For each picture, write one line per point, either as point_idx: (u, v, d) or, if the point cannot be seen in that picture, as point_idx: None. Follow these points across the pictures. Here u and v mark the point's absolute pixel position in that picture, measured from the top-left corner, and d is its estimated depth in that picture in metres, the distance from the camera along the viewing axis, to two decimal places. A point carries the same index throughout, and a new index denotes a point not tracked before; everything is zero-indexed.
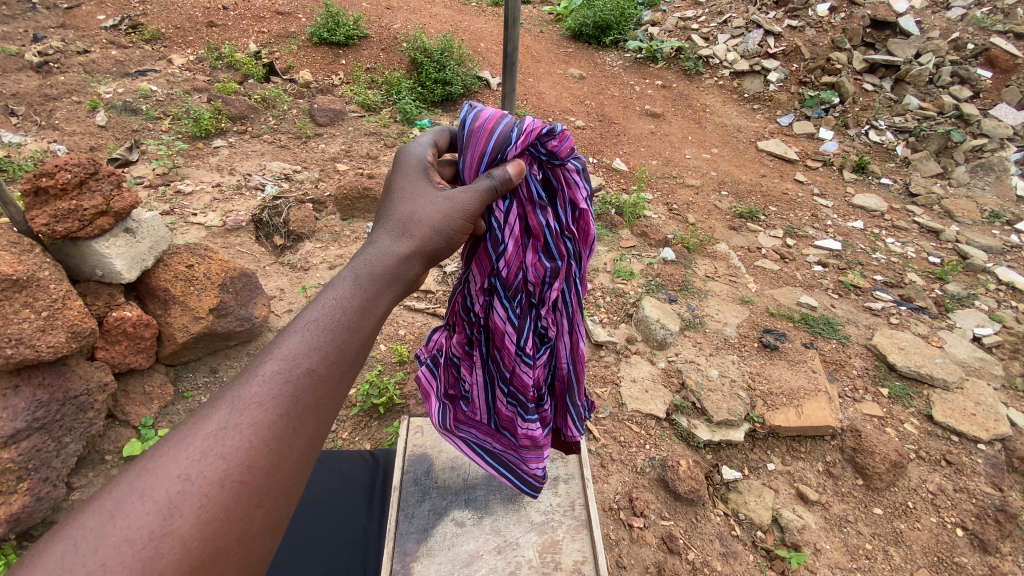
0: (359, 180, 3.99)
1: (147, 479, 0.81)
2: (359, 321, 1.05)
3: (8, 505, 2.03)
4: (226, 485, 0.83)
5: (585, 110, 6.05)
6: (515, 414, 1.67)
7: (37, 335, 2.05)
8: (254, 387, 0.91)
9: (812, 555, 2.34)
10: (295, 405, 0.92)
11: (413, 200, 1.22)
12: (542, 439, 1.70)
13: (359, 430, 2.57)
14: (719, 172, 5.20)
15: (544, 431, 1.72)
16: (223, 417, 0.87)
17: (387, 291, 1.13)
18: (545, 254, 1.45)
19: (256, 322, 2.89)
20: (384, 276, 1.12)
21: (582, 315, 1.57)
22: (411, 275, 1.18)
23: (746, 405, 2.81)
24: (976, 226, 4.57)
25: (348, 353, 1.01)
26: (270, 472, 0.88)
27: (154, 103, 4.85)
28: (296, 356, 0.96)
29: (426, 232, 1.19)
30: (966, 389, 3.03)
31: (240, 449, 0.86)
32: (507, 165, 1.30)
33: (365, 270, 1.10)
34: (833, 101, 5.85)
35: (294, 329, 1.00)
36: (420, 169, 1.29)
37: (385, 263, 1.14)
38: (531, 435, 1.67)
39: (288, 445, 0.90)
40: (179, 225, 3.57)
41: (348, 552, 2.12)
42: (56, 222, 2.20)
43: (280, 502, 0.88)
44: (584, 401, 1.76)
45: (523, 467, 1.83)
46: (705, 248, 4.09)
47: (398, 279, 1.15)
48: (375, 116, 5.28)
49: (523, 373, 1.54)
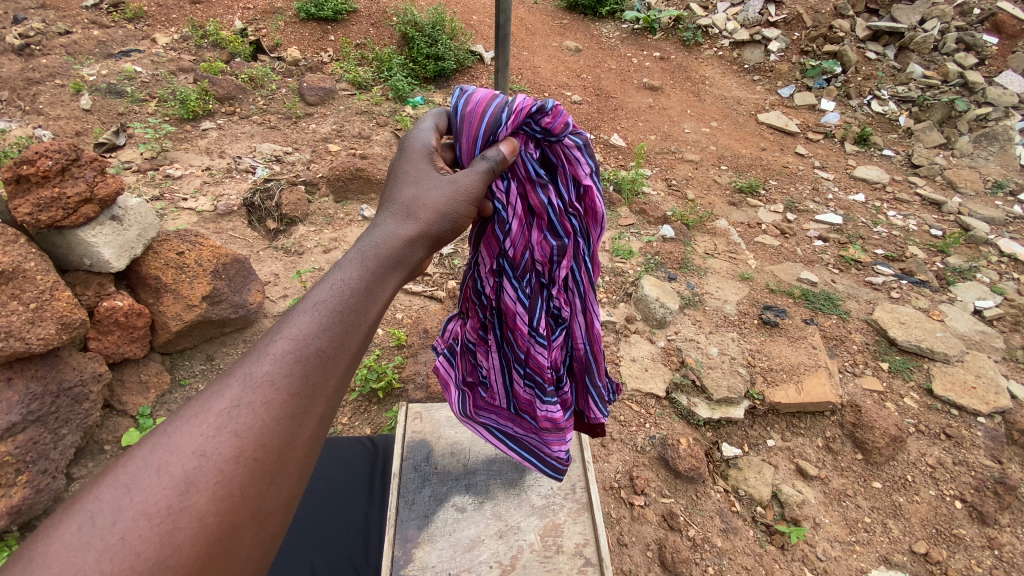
0: (352, 160, 3.91)
1: (161, 453, 0.78)
2: (365, 302, 1.01)
3: (8, 498, 2.01)
4: (241, 462, 0.81)
5: (582, 84, 5.90)
6: (533, 397, 1.62)
7: (26, 328, 2.02)
8: (264, 366, 0.88)
9: (811, 529, 2.37)
10: (306, 384, 0.89)
11: (418, 181, 1.18)
12: (564, 421, 1.66)
13: (359, 415, 2.60)
14: (718, 145, 5.11)
15: (564, 413, 1.67)
16: (237, 394, 0.85)
17: (395, 272, 1.09)
18: (551, 233, 1.41)
19: (251, 308, 2.85)
20: (392, 258, 1.09)
21: (595, 291, 1.52)
22: (413, 255, 1.13)
23: (747, 382, 2.80)
24: (979, 198, 4.52)
25: (355, 334, 0.98)
26: (283, 450, 0.85)
27: (139, 85, 4.71)
28: (308, 336, 0.93)
29: (433, 213, 1.15)
30: (967, 362, 3.03)
31: (254, 428, 0.83)
32: (499, 146, 1.25)
33: (373, 251, 1.07)
34: (835, 71, 5.71)
35: (304, 307, 0.96)
36: (424, 154, 1.22)
37: (392, 244, 1.10)
38: (552, 417, 1.60)
39: (300, 423, 0.88)
40: (169, 212, 3.51)
41: (349, 540, 2.11)
42: (39, 211, 2.14)
43: (292, 481, 0.86)
44: (604, 381, 1.72)
45: (546, 451, 1.79)
46: (704, 224, 4.03)
47: (403, 261, 1.11)
48: (365, 94, 5.15)
49: (539, 354, 1.49)
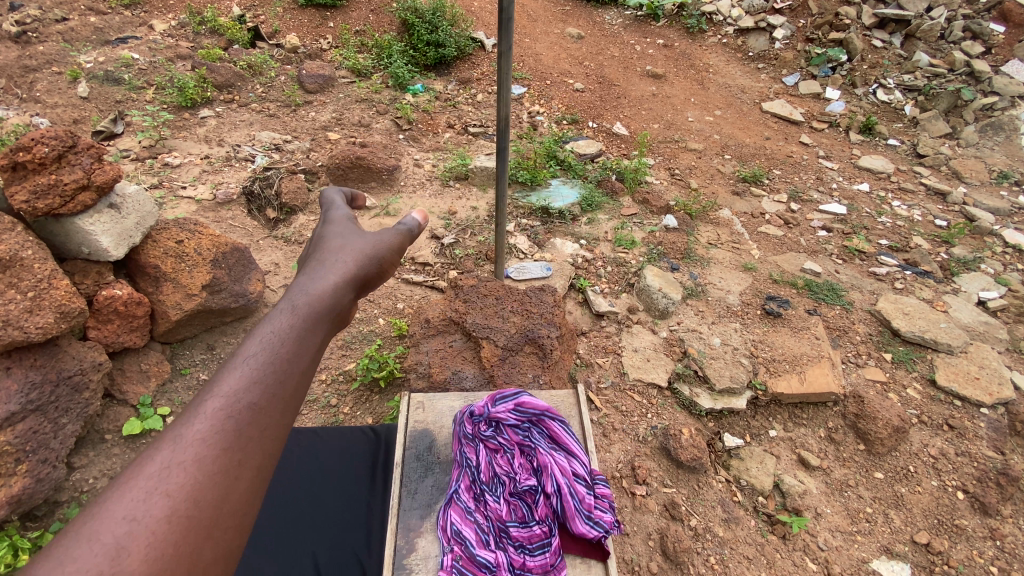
0: (351, 148, 3.87)
1: (87, 525, 0.72)
2: (298, 351, 0.97)
3: (8, 487, 1.99)
4: (175, 520, 0.75)
5: (584, 72, 5.82)
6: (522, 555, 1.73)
7: (25, 316, 2.00)
8: (196, 424, 0.83)
9: (812, 519, 2.37)
10: (240, 436, 0.85)
11: (343, 241, 1.23)
12: (553, 560, 1.73)
13: (360, 405, 2.62)
14: (722, 134, 5.05)
15: (553, 554, 1.74)
16: (167, 454, 0.80)
17: (328, 315, 1.07)
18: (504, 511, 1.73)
19: (252, 298, 2.83)
20: (325, 301, 1.07)
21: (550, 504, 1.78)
22: (344, 304, 1.11)
23: (749, 372, 2.79)
24: (984, 188, 4.49)
25: (291, 376, 0.94)
26: (220, 502, 0.79)
27: (136, 72, 4.64)
28: (239, 389, 0.89)
29: (359, 260, 1.18)
30: (970, 353, 3.01)
31: (188, 486, 0.78)
32: (412, 217, 1.45)
33: (304, 299, 1.05)
34: (840, 59, 5.64)
35: (234, 361, 0.93)
36: (342, 225, 1.30)
37: (323, 290, 1.08)
38: (541, 565, 1.71)
39: (236, 473, 0.83)
40: (168, 200, 3.48)
41: (350, 529, 2.02)
42: (37, 199, 2.11)
43: (234, 537, 0.79)
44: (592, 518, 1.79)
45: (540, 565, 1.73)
46: (707, 214, 3.99)
47: (334, 310, 1.08)
48: (365, 81, 5.09)
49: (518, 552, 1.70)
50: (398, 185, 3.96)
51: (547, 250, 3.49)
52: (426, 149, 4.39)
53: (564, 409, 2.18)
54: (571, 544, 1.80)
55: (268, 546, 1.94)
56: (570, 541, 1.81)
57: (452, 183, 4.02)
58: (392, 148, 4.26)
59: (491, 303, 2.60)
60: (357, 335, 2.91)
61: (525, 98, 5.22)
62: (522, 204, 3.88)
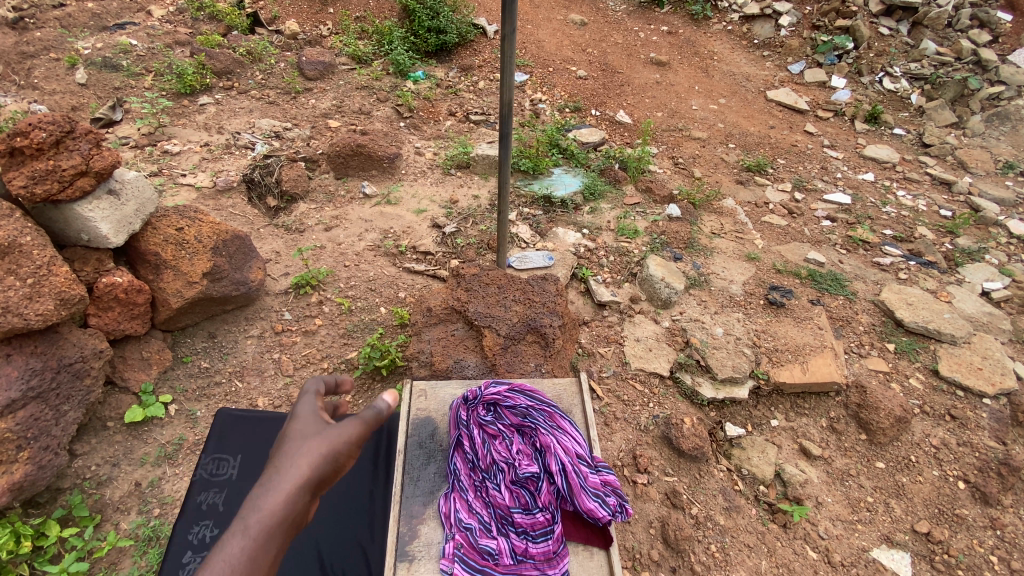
0: (352, 136, 3.83)
1: None
2: None
3: (10, 474, 1.99)
4: None
5: (587, 59, 5.74)
6: (527, 544, 1.72)
7: (24, 303, 1.99)
8: None
9: (813, 508, 2.38)
10: None
11: (303, 444, 1.22)
12: (558, 548, 1.73)
13: (362, 394, 2.63)
14: (726, 123, 5.00)
15: (557, 542, 1.74)
16: None
17: (279, 535, 1.09)
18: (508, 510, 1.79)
19: (253, 286, 2.82)
20: (274, 524, 1.08)
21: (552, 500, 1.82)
22: (297, 512, 1.14)
23: (751, 362, 2.79)
24: (989, 178, 4.45)
25: None
26: None
27: (134, 58, 4.59)
28: None
29: (314, 466, 1.18)
30: (974, 343, 3.00)
31: None
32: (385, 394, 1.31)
33: (254, 525, 1.06)
34: (847, 47, 5.55)
35: None
36: (307, 421, 1.29)
37: (274, 511, 1.10)
38: (546, 552, 1.71)
39: None
40: (168, 188, 3.46)
41: (353, 519, 2.02)
42: (35, 184, 2.09)
43: None
44: (597, 501, 1.78)
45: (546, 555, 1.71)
46: (711, 203, 3.96)
47: (285, 527, 1.10)
48: (366, 68, 5.03)
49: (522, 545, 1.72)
50: (399, 173, 3.93)
51: (549, 239, 3.47)
52: (427, 137, 4.35)
53: (566, 398, 2.17)
54: (573, 530, 1.80)
55: None
56: (572, 528, 1.80)
57: (453, 171, 3.98)
58: (393, 136, 4.22)
59: (493, 292, 2.59)
60: (359, 323, 2.91)
61: (527, 86, 5.17)
62: (524, 193, 3.85)
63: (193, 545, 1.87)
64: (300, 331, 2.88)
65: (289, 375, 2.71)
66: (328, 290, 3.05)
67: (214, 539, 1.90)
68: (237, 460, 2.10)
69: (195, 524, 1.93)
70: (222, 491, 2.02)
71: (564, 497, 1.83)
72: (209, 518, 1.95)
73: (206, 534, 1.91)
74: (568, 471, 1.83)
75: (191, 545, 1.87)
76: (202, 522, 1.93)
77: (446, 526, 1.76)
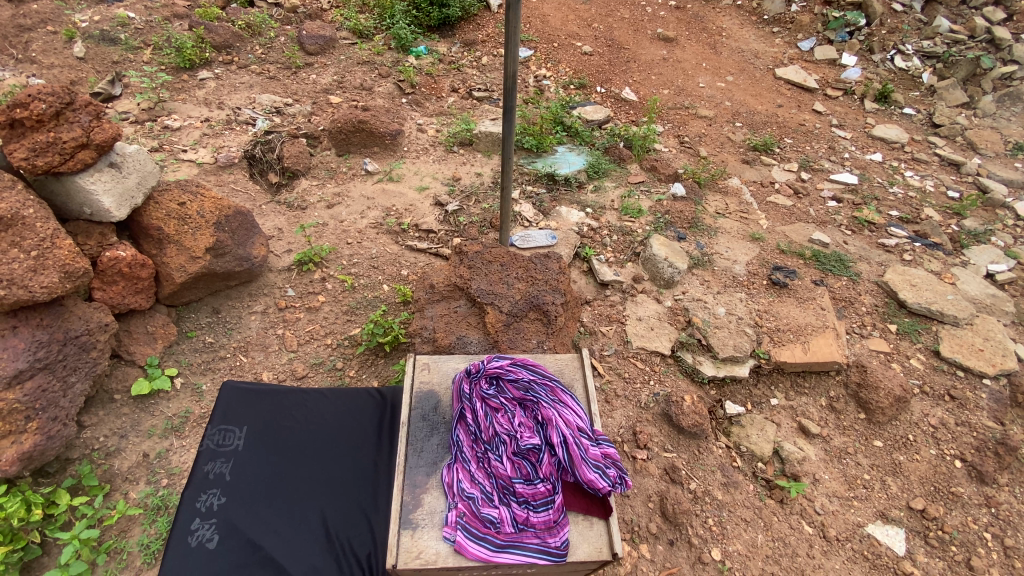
0: (354, 111, 3.78)
1: None
2: None
3: (19, 444, 2.02)
4: None
5: (593, 34, 5.62)
6: (528, 515, 1.75)
7: (28, 276, 2.00)
8: None
9: (810, 484, 2.41)
10: None
11: None
12: (559, 518, 1.75)
13: (366, 368, 2.67)
14: (733, 101, 4.92)
15: (558, 513, 1.76)
16: None
17: None
18: (507, 482, 1.82)
19: (256, 262, 2.82)
20: None
21: (553, 471, 1.84)
22: None
23: (753, 341, 2.79)
24: (998, 159, 4.39)
25: None
26: None
27: (132, 31, 4.51)
28: None
29: None
30: (976, 325, 3.00)
31: None
32: None
33: None
34: (859, 23, 5.42)
35: None
36: None
37: None
38: (547, 523, 1.74)
39: None
40: (169, 163, 3.44)
41: (358, 486, 2.01)
42: (36, 156, 2.08)
43: None
44: (597, 473, 1.81)
45: (547, 527, 1.74)
46: (716, 182, 3.93)
47: None
48: (367, 43, 4.95)
49: (523, 515, 1.75)
50: (401, 150, 3.90)
51: (552, 218, 3.46)
52: (429, 114, 4.29)
53: (568, 372, 2.19)
54: (574, 501, 1.82)
55: (276, 503, 1.95)
56: (573, 499, 1.83)
57: (456, 148, 3.94)
58: (394, 112, 4.17)
59: (496, 269, 2.59)
60: (362, 300, 2.92)
61: (531, 62, 5.08)
62: (527, 171, 3.82)
63: (201, 513, 1.91)
64: (303, 307, 2.90)
65: (293, 351, 2.73)
66: (330, 268, 3.06)
67: (221, 507, 1.92)
68: (243, 432, 2.13)
69: (203, 492, 1.96)
70: (228, 461, 2.04)
71: (566, 468, 1.85)
72: (216, 487, 1.97)
73: (213, 502, 1.93)
74: (570, 443, 1.86)
75: (199, 512, 1.91)
76: (209, 490, 1.96)
77: (448, 496, 1.79)
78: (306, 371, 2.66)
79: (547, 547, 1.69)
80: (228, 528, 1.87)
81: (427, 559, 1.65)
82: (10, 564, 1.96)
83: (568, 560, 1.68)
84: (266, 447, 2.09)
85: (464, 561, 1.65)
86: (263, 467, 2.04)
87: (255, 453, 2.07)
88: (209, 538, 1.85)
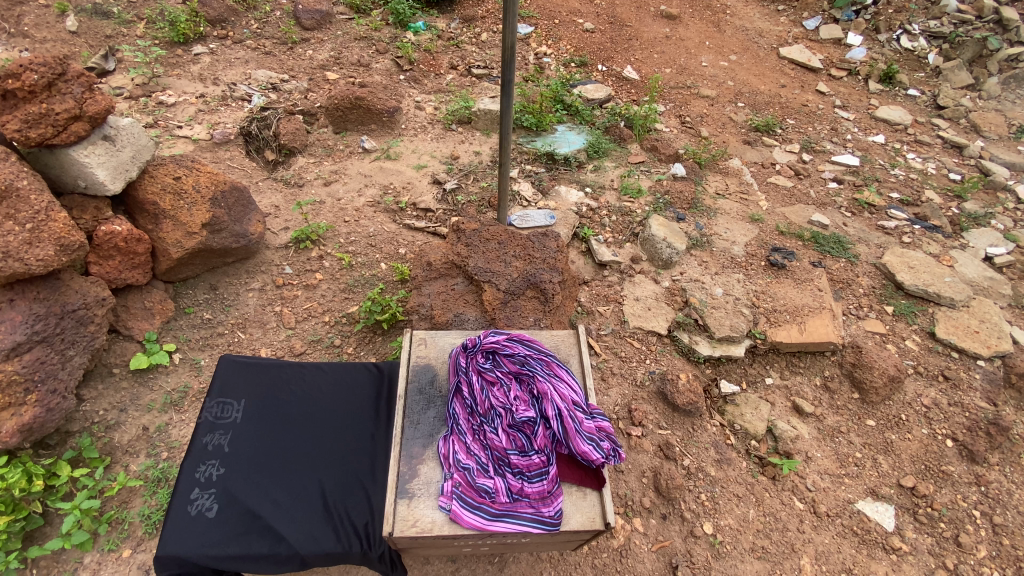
0: (351, 88, 3.73)
1: None
2: None
3: (19, 416, 2.04)
4: None
5: (595, 11, 5.51)
6: (522, 486, 1.77)
7: (24, 248, 1.99)
8: None
9: (802, 462, 2.44)
10: None
11: None
12: (553, 488, 1.77)
13: (363, 346, 2.68)
14: (736, 81, 4.85)
15: (553, 484, 1.78)
16: None
17: None
18: (501, 456, 1.84)
19: (252, 239, 2.81)
20: None
21: (548, 443, 1.86)
22: None
23: (749, 322, 2.80)
24: (1001, 142, 4.36)
25: None
26: None
27: (126, 5, 4.42)
28: None
29: None
30: (972, 307, 3.01)
31: None
32: None
33: None
34: (865, 2, 5.34)
35: None
36: None
37: None
38: (541, 493, 1.75)
39: None
40: (164, 140, 3.40)
41: (355, 458, 2.03)
42: (28, 128, 2.05)
43: None
44: (591, 445, 1.83)
45: (541, 498, 1.75)
46: (717, 163, 3.90)
47: None
48: (365, 18, 4.86)
49: (518, 486, 1.76)
50: (399, 128, 3.85)
51: (551, 198, 3.44)
52: (427, 91, 4.24)
53: (564, 348, 2.20)
54: (567, 472, 1.84)
55: (273, 473, 1.97)
56: (566, 470, 1.85)
57: (454, 126, 3.91)
58: (392, 89, 4.11)
59: (493, 247, 2.59)
60: (360, 278, 2.93)
61: (531, 39, 5.00)
62: (526, 150, 3.78)
63: (201, 483, 1.93)
64: (301, 285, 2.90)
65: (290, 328, 2.74)
66: (328, 246, 3.05)
67: (220, 477, 1.95)
68: (241, 405, 2.14)
69: (203, 463, 1.98)
70: (227, 433, 2.06)
71: (561, 440, 1.86)
72: (215, 458, 2.00)
73: (212, 473, 1.96)
74: (565, 416, 1.88)
75: (199, 482, 1.93)
76: (208, 461, 1.98)
77: (444, 466, 1.81)
78: (304, 348, 2.68)
79: (541, 516, 1.72)
80: (227, 497, 1.90)
81: (423, 528, 1.68)
82: (12, 533, 1.99)
83: (562, 529, 1.71)
84: (263, 419, 2.11)
85: (459, 529, 1.67)
86: (260, 438, 2.06)
87: (253, 425, 2.09)
88: (209, 507, 1.88)
